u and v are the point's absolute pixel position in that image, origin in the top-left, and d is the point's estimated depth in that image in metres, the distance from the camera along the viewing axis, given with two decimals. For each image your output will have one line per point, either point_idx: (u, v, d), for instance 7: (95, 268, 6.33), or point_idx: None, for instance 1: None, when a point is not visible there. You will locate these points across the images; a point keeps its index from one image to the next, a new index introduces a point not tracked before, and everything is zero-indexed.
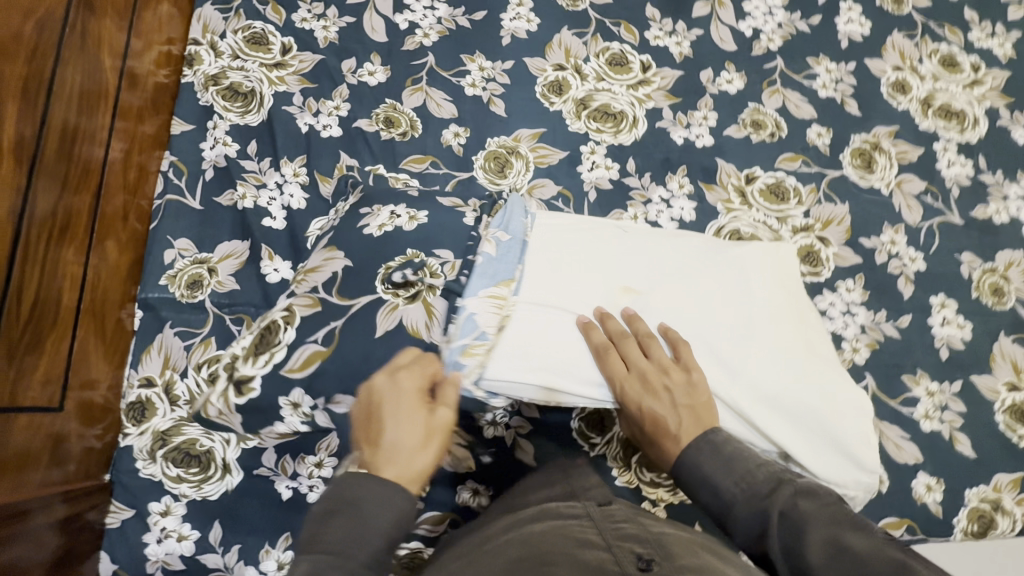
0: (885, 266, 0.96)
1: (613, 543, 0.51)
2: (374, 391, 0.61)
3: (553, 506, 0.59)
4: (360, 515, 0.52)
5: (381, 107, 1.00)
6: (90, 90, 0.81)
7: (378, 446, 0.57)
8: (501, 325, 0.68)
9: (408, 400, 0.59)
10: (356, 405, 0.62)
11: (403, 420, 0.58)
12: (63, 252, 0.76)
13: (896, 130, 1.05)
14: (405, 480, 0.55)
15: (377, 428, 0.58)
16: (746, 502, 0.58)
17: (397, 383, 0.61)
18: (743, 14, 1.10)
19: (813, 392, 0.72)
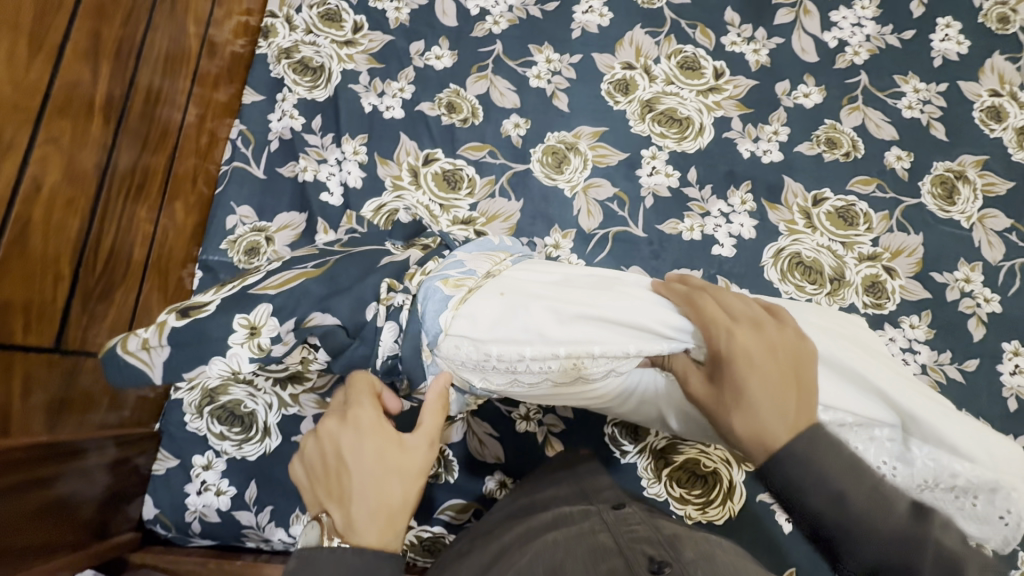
0: (956, 304, 0.91)
1: (625, 546, 0.50)
2: (323, 441, 0.49)
3: (569, 513, 0.58)
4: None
5: (444, 92, 1.00)
6: (174, 54, 0.84)
7: (348, 502, 0.46)
8: (490, 272, 0.59)
9: (370, 441, 0.48)
10: (309, 450, 0.50)
11: (370, 458, 0.48)
12: (137, 209, 0.80)
13: (985, 160, 0.98)
14: (386, 537, 0.46)
15: (342, 485, 0.47)
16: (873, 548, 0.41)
17: (356, 423, 0.49)
18: (829, 25, 1.04)
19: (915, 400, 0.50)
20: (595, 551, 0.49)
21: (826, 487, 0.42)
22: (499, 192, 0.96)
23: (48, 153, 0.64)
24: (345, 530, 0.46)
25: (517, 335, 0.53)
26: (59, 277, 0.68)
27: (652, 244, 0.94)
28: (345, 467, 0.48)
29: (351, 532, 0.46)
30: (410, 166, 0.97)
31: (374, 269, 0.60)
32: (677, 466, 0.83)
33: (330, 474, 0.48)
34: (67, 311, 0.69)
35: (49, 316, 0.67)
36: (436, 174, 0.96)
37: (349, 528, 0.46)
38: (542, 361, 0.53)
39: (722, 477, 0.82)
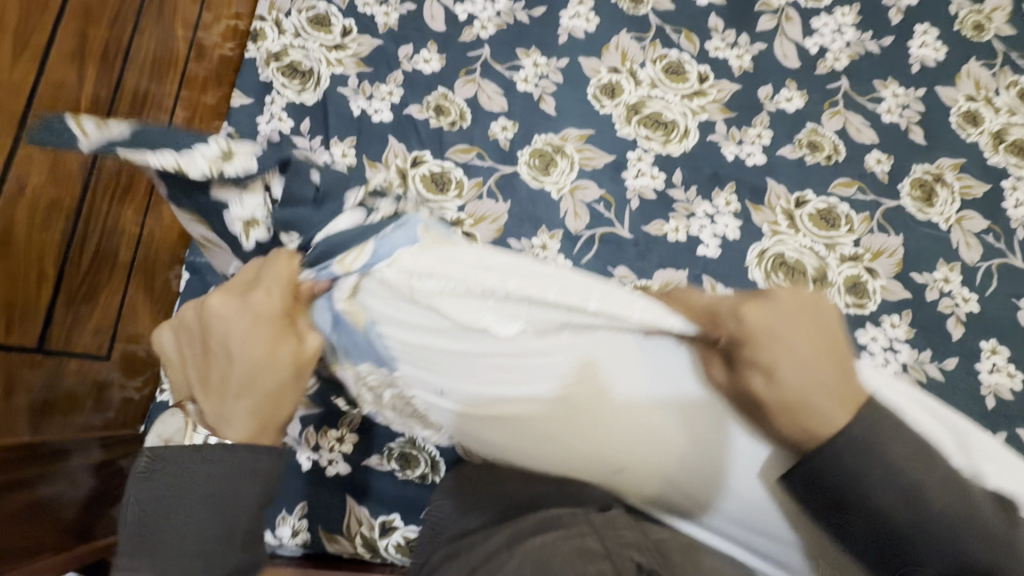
0: (935, 303, 0.92)
1: (612, 551, 0.48)
2: (207, 318, 0.43)
3: (557, 513, 0.55)
4: (178, 508, 0.42)
5: (432, 95, 1.01)
6: (162, 57, 0.84)
7: (226, 390, 0.43)
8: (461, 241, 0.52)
9: (257, 327, 0.42)
10: (187, 330, 0.46)
11: (246, 359, 0.42)
12: (124, 211, 0.79)
13: (962, 163, 1.00)
14: (261, 427, 0.44)
15: (224, 373, 0.43)
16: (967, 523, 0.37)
17: (228, 320, 0.42)
18: (810, 31, 1.06)
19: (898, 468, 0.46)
20: (583, 554, 0.47)
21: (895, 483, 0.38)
22: (486, 194, 0.97)
23: (32, 152, 0.64)
24: (218, 421, 0.44)
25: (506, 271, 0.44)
26: (42, 278, 0.68)
27: (638, 244, 0.95)
28: (230, 355, 0.42)
29: (224, 420, 0.44)
30: (398, 168, 0.97)
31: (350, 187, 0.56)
32: None
33: (213, 355, 0.44)
34: (51, 313, 0.69)
35: (32, 317, 0.67)
36: (425, 176, 0.97)
37: (222, 417, 0.44)
38: (538, 286, 0.43)
39: None
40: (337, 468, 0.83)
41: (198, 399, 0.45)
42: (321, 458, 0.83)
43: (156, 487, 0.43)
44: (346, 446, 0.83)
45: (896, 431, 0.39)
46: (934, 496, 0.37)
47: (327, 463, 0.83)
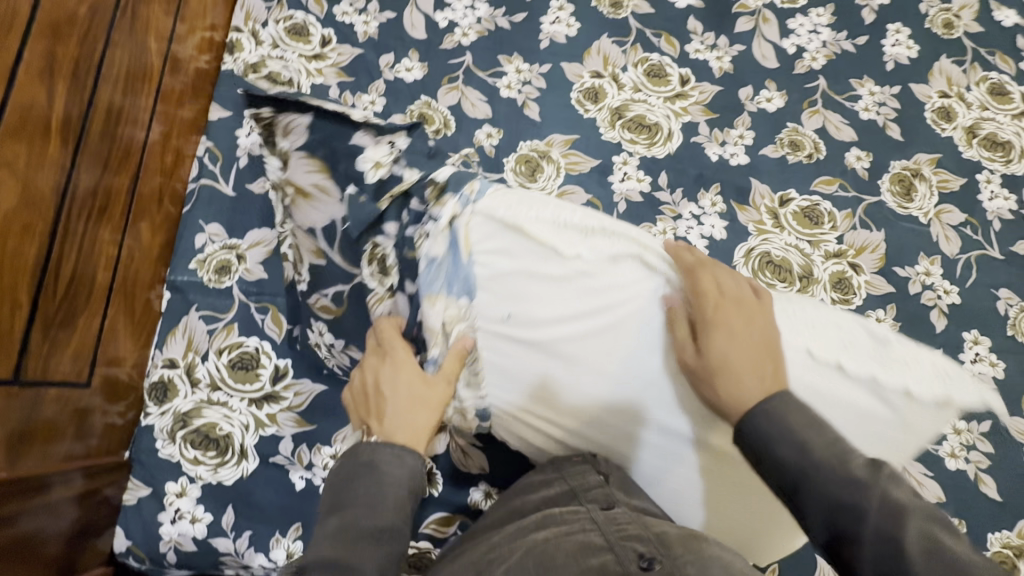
0: (918, 296, 0.94)
1: (615, 543, 0.50)
2: (368, 372, 0.66)
3: (557, 513, 0.58)
4: (355, 485, 0.55)
5: (415, 104, 1.00)
6: (136, 72, 0.82)
7: (384, 414, 0.61)
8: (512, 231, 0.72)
9: (405, 367, 0.64)
10: (360, 378, 0.68)
11: (405, 387, 0.63)
12: (100, 230, 0.77)
13: (938, 158, 1.02)
14: (413, 440, 0.59)
15: (379, 402, 0.62)
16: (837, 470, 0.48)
17: (393, 357, 0.65)
18: (787, 32, 1.08)
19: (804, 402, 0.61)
20: (585, 550, 0.50)
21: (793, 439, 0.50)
22: None
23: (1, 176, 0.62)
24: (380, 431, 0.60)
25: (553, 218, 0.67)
26: (17, 304, 0.65)
27: None
28: (383, 392, 0.63)
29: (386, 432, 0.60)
30: None
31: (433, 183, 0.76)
32: None
33: (371, 398, 0.64)
34: (26, 341, 0.66)
35: (8, 347, 0.64)
36: None
37: (383, 428, 0.60)
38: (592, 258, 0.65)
39: None
40: None
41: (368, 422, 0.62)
42: (315, 477, 0.81)
43: (342, 471, 0.57)
44: None
45: (797, 408, 0.53)
46: (815, 444, 0.50)
47: (320, 482, 0.81)
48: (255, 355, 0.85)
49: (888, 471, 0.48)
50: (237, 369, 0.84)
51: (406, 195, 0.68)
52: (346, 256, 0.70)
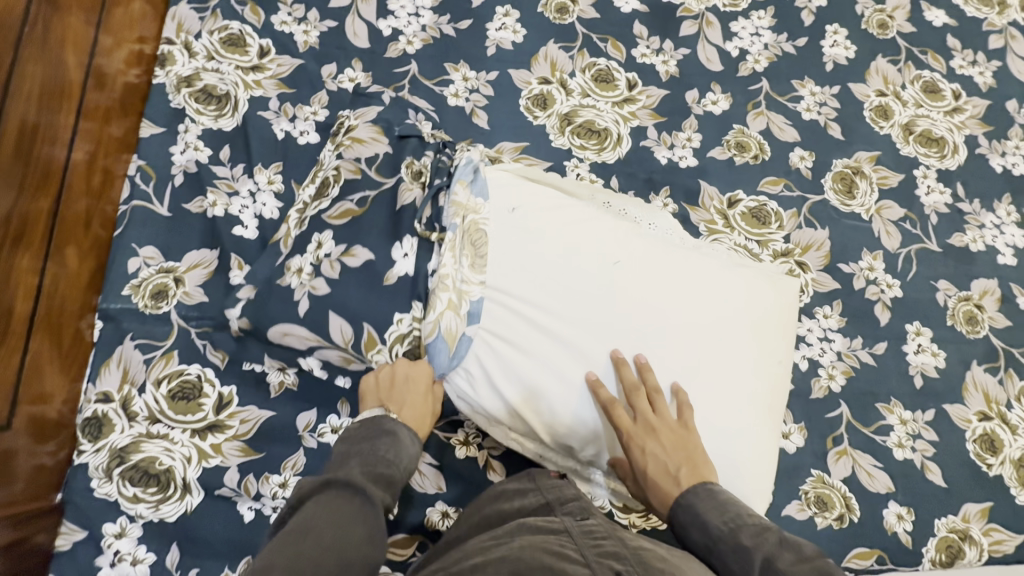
0: (863, 291, 0.97)
1: (592, 560, 0.49)
2: (395, 369, 0.73)
3: (532, 522, 0.59)
4: (375, 443, 0.64)
5: (337, 122, 0.94)
6: (53, 87, 0.77)
7: (404, 408, 0.71)
8: (469, 228, 0.77)
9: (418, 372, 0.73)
10: (377, 370, 0.74)
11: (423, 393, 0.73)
12: (17, 258, 0.72)
13: (877, 155, 1.05)
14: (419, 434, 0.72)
15: (401, 394, 0.72)
16: (730, 543, 0.59)
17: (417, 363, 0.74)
18: (730, 35, 1.09)
19: (723, 422, 0.73)
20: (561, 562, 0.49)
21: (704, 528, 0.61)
22: None
23: None
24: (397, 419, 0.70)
25: (568, 220, 0.77)
26: None
27: None
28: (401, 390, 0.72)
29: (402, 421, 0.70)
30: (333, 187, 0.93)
31: (377, 206, 0.77)
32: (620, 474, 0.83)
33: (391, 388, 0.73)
34: None
35: None
36: None
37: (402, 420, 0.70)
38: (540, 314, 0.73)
39: None
40: (281, 515, 0.78)
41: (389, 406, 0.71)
42: (264, 507, 0.78)
43: (360, 432, 0.66)
44: (290, 491, 0.79)
45: (709, 496, 0.64)
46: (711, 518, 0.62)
47: (270, 512, 0.78)
48: (196, 383, 0.82)
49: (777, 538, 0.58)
50: (177, 400, 0.80)
51: (431, 150, 0.85)
52: (383, 172, 0.80)
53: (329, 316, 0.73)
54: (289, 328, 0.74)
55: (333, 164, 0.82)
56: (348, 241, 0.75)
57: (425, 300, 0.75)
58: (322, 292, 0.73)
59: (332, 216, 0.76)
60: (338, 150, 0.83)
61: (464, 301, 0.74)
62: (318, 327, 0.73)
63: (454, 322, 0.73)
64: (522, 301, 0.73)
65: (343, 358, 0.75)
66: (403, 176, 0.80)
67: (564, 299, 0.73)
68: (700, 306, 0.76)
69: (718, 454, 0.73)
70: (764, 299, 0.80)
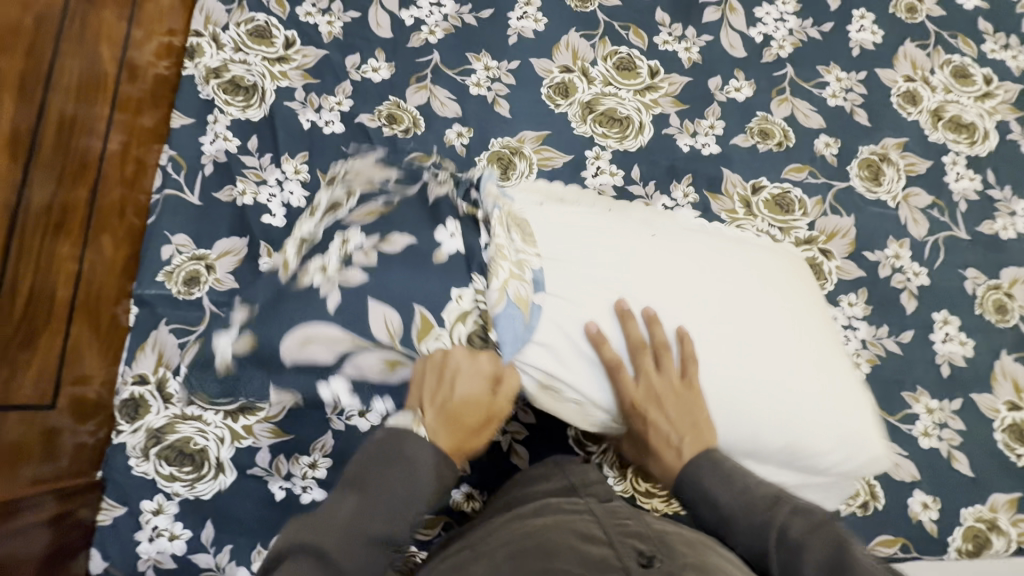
0: (888, 280, 0.96)
1: (615, 539, 0.50)
2: (448, 365, 0.61)
3: (555, 502, 0.59)
4: (383, 478, 0.55)
5: (384, 104, 0.99)
6: (90, 80, 0.80)
7: (443, 415, 0.60)
8: (508, 212, 0.73)
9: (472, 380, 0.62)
10: (425, 362, 0.62)
11: (469, 405, 0.61)
12: (58, 246, 0.75)
13: (905, 142, 1.03)
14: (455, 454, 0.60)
15: (447, 400, 0.60)
16: (743, 518, 0.59)
17: (476, 362, 0.62)
18: (754, 21, 1.08)
19: (794, 381, 0.71)
20: (583, 540, 0.50)
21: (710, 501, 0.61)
22: None
23: None
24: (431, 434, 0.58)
25: (596, 210, 0.78)
26: None
27: None
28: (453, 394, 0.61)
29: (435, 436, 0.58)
30: None
31: (404, 200, 0.68)
32: None
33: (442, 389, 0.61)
34: None
35: None
36: None
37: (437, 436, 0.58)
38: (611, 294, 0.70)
39: None
40: (312, 494, 0.81)
41: (425, 411, 0.60)
42: (295, 486, 0.81)
43: (370, 449, 0.57)
44: (319, 471, 0.81)
45: (714, 466, 0.64)
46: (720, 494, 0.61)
47: (301, 491, 0.81)
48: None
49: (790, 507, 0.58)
50: None
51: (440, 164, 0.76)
52: (402, 179, 0.71)
53: (367, 308, 0.60)
54: (313, 330, 0.59)
55: (339, 188, 0.73)
56: (382, 230, 0.64)
57: (485, 271, 0.65)
58: (358, 281, 0.61)
59: (354, 215, 0.66)
60: (336, 181, 0.76)
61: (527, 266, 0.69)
62: (355, 325, 0.60)
63: (522, 287, 0.66)
64: (571, 266, 0.71)
65: (386, 361, 0.61)
66: (427, 179, 0.71)
67: (611, 263, 0.71)
68: (736, 272, 0.75)
69: (794, 418, 0.70)
70: (784, 264, 0.82)
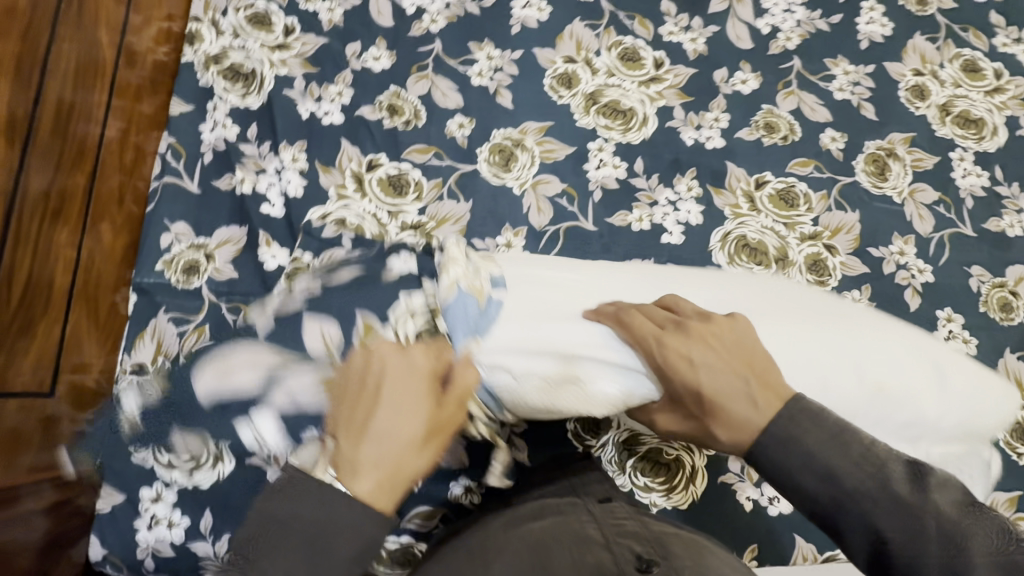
0: (893, 276, 0.95)
1: (611, 541, 0.50)
2: (372, 367, 0.54)
3: (554, 504, 0.59)
4: (266, 536, 0.49)
5: (385, 94, 0.98)
6: (86, 66, 0.78)
7: (365, 432, 0.51)
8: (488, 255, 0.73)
9: (411, 367, 0.54)
10: (351, 370, 0.56)
11: (400, 412, 0.52)
12: (57, 233, 0.75)
13: (912, 137, 1.02)
14: (385, 489, 0.50)
15: (368, 415, 0.52)
16: (881, 500, 0.47)
17: (406, 359, 0.55)
18: (761, 12, 1.06)
19: (844, 329, 0.63)
20: (582, 547, 0.49)
21: (814, 466, 0.49)
22: (447, 194, 0.95)
23: None
24: (348, 467, 0.50)
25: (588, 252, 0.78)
26: None
27: (603, 237, 0.95)
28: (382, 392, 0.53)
29: (357, 471, 0.50)
30: (353, 172, 0.94)
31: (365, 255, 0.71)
32: (640, 456, 0.85)
33: (366, 396, 0.53)
34: None
35: None
36: (382, 179, 0.94)
37: (358, 465, 0.50)
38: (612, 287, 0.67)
39: (683, 464, 0.85)
40: None
41: (340, 437, 0.52)
42: None
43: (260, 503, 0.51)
44: None
45: (806, 419, 0.51)
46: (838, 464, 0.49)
47: None
48: None
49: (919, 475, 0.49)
50: None
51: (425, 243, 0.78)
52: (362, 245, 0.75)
53: (304, 324, 0.63)
54: (234, 354, 0.63)
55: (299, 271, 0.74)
56: (330, 270, 0.68)
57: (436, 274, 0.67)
58: (295, 308, 0.65)
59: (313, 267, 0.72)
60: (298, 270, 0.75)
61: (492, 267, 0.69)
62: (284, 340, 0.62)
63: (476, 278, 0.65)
64: (551, 267, 0.69)
65: (318, 380, 0.60)
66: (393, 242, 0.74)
67: (591, 270, 0.71)
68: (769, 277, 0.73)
69: (863, 364, 0.61)
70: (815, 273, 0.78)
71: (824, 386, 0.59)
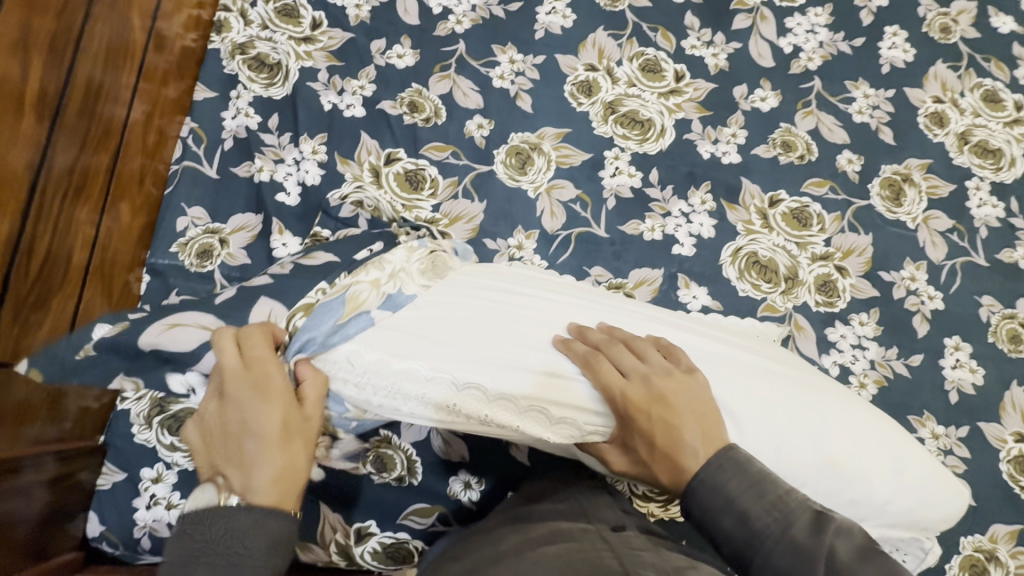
0: (902, 301, 0.95)
1: (630, 569, 0.49)
2: (228, 409, 0.52)
3: (567, 529, 0.59)
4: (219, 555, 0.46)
5: (406, 91, 0.99)
6: (117, 47, 0.79)
7: (249, 466, 0.50)
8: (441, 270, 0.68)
9: (276, 383, 0.53)
10: (211, 414, 0.53)
11: (273, 423, 0.51)
12: (77, 211, 0.75)
13: (929, 163, 1.02)
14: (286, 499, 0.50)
15: (241, 449, 0.51)
16: (782, 542, 0.50)
17: (256, 382, 0.52)
18: (784, 31, 1.07)
19: (818, 406, 0.64)
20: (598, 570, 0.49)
21: (732, 509, 0.53)
22: (462, 193, 0.95)
23: None
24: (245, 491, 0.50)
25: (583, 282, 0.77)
26: None
27: (614, 244, 0.95)
28: (245, 426, 0.51)
29: (254, 493, 0.49)
30: (371, 165, 0.95)
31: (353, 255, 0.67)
32: None
33: (228, 433, 0.51)
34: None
35: None
36: (398, 174, 0.95)
37: (251, 490, 0.49)
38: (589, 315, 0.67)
39: None
40: None
41: (229, 476, 0.50)
42: None
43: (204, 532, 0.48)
44: None
45: (739, 470, 0.55)
46: (757, 515, 0.52)
47: None
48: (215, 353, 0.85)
49: (834, 526, 0.51)
50: None
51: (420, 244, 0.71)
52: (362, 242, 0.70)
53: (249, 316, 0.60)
54: (183, 316, 0.58)
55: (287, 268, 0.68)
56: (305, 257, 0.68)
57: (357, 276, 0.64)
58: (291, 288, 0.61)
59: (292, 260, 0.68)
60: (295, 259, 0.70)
61: (392, 282, 0.62)
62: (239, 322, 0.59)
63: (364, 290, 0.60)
64: (542, 294, 0.68)
65: None
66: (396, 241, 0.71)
67: (572, 295, 0.70)
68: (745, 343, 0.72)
69: (822, 440, 0.62)
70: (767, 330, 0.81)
71: (777, 449, 0.61)
